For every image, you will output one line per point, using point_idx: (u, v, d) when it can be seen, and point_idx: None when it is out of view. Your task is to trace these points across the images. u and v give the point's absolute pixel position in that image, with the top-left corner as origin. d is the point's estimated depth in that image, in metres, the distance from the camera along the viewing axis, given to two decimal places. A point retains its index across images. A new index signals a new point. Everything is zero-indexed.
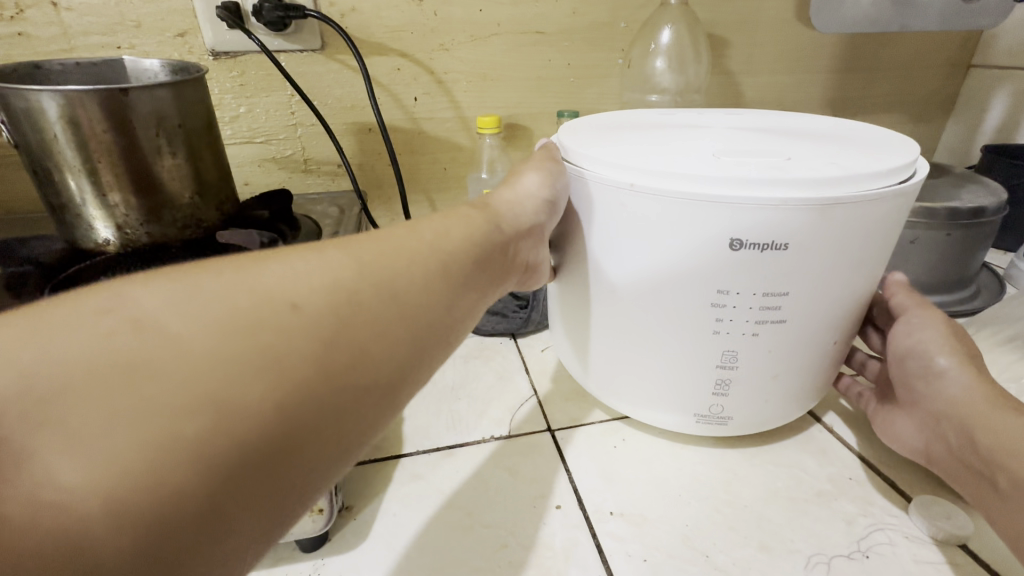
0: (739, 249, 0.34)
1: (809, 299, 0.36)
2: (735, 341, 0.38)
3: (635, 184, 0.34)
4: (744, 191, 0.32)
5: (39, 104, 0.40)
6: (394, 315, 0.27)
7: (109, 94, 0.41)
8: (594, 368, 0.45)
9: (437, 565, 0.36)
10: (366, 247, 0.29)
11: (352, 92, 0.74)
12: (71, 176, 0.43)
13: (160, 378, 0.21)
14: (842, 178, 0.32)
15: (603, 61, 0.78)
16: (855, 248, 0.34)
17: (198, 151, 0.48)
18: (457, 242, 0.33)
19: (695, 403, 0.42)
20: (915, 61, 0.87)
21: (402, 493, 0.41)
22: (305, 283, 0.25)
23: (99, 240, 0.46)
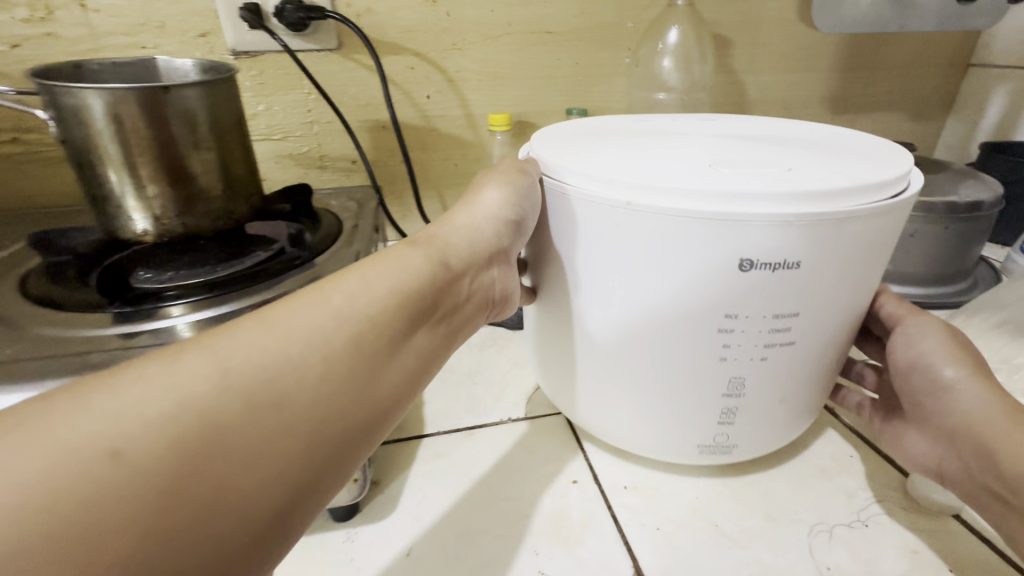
0: (749, 270, 0.32)
1: (816, 320, 0.35)
2: (743, 366, 0.36)
3: (631, 203, 0.32)
4: (751, 207, 0.31)
5: (86, 101, 0.42)
6: (284, 419, 0.26)
7: (152, 92, 0.43)
8: (586, 398, 0.43)
9: (463, 533, 0.38)
10: (236, 344, 0.27)
11: (367, 91, 0.77)
12: (113, 169, 0.45)
13: (138, 438, 0.23)
14: (852, 190, 0.31)
15: (610, 60, 0.80)
16: (861, 262, 0.34)
17: (229, 146, 0.50)
18: (378, 298, 0.32)
19: (700, 432, 0.40)
20: (915, 59, 0.89)
21: (427, 469, 0.44)
22: (158, 408, 0.23)
23: (137, 231, 0.47)
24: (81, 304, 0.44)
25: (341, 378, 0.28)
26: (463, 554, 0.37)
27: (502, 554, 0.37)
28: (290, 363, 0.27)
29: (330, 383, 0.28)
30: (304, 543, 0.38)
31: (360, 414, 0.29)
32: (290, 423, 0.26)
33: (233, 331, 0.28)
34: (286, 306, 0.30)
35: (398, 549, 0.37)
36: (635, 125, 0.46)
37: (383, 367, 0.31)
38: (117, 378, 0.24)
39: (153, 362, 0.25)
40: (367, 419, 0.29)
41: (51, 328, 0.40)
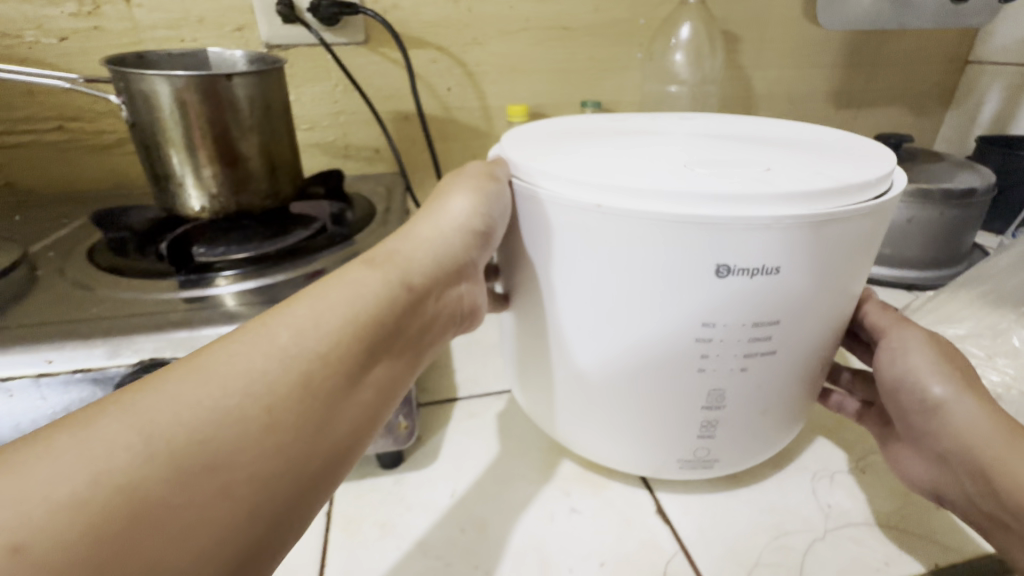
0: (727, 276, 0.31)
1: (796, 327, 0.34)
2: (721, 377, 0.35)
3: (602, 205, 0.31)
4: (728, 211, 0.30)
5: (155, 87, 0.46)
6: (222, 481, 0.24)
7: (214, 79, 0.47)
8: (564, 411, 0.41)
9: (501, 477, 0.43)
10: (164, 401, 0.25)
11: (392, 83, 0.81)
12: (175, 150, 0.49)
13: (103, 479, 0.22)
14: (831, 192, 0.30)
15: (624, 55, 0.84)
16: (840, 266, 0.33)
17: (278, 131, 0.54)
18: (324, 335, 0.30)
19: (680, 443, 0.39)
20: (914, 56, 0.93)
21: (463, 425, 0.48)
22: (71, 490, 0.22)
23: (194, 208, 0.51)
24: (150, 272, 0.48)
25: (287, 420, 0.27)
26: (503, 494, 0.41)
27: (537, 494, 0.41)
28: (228, 416, 0.25)
29: (275, 430, 0.26)
30: (357, 486, 0.42)
31: (313, 453, 0.27)
32: (231, 483, 0.24)
33: (160, 385, 0.26)
34: (218, 352, 0.28)
35: (444, 491, 0.41)
36: (613, 126, 0.45)
37: (336, 404, 0.29)
38: (18, 458, 0.22)
39: (66, 432, 0.24)
40: (325, 454, 0.28)
41: (127, 291, 0.45)
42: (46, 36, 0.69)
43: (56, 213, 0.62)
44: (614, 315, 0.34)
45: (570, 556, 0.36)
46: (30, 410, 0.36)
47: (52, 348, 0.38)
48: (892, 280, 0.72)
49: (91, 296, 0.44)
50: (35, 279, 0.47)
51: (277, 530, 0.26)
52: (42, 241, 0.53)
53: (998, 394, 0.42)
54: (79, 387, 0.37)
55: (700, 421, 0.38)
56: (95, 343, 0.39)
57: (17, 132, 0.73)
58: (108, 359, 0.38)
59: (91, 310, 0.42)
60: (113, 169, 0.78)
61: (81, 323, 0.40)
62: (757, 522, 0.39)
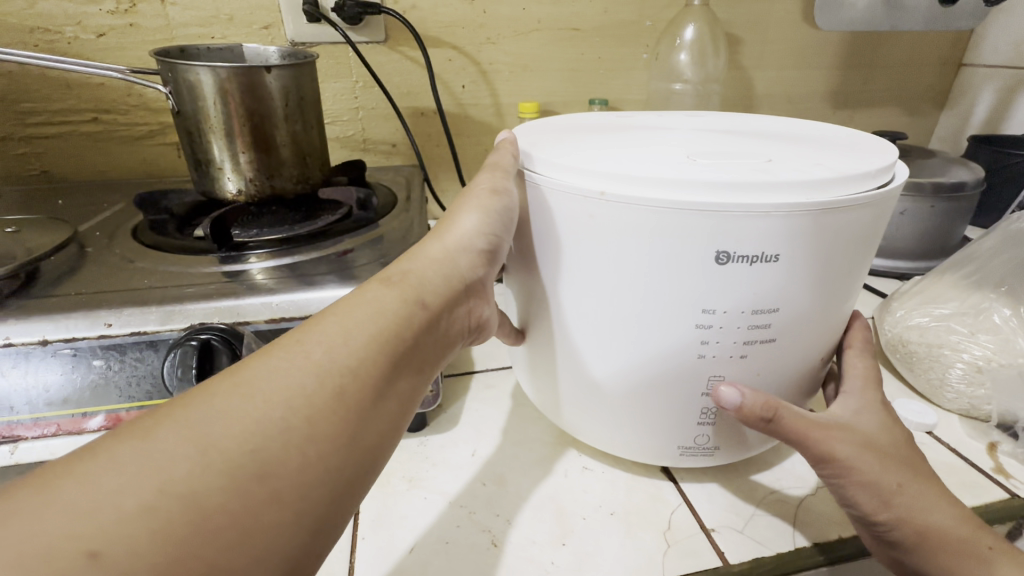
0: (728, 261, 0.31)
1: (801, 317, 0.34)
2: (723, 364, 0.35)
3: (606, 192, 0.31)
4: (734, 197, 0.30)
5: (200, 78, 0.50)
6: (271, 489, 0.23)
7: (254, 71, 0.51)
8: (576, 409, 0.41)
9: (518, 439, 0.46)
10: (213, 417, 0.24)
11: (409, 80, 0.84)
12: (215, 136, 0.53)
13: (146, 483, 0.21)
14: (833, 180, 0.30)
15: (630, 55, 0.88)
16: (847, 258, 0.33)
17: (310, 121, 0.58)
18: (358, 349, 0.29)
19: (682, 433, 0.39)
20: (910, 59, 0.97)
21: (480, 396, 0.51)
22: (137, 498, 0.21)
23: (230, 192, 0.55)
24: (191, 250, 0.52)
25: (327, 430, 0.26)
26: (519, 454, 0.44)
27: (550, 454, 0.44)
28: (278, 423, 0.25)
29: (317, 440, 0.25)
30: None
31: (359, 449, 0.27)
32: (279, 490, 0.23)
33: (205, 400, 0.25)
34: (257, 365, 0.27)
35: (466, 451, 0.45)
36: (617, 120, 0.45)
37: (371, 415, 0.28)
38: (83, 468, 0.22)
39: (127, 444, 0.23)
40: (362, 463, 0.27)
41: (171, 266, 0.49)
42: (85, 32, 0.73)
43: (97, 197, 0.66)
44: (622, 310, 0.34)
45: (584, 507, 0.39)
46: (94, 369, 0.40)
47: (107, 313, 0.40)
48: (884, 271, 0.77)
49: (140, 270, 0.48)
50: (87, 257, 0.50)
51: (322, 536, 0.25)
52: (91, 223, 0.57)
53: (979, 366, 0.46)
54: (136, 350, 0.40)
55: (703, 410, 0.37)
56: (147, 310, 0.41)
57: (54, 123, 0.77)
58: (161, 325, 0.41)
59: (143, 283, 0.45)
60: (142, 159, 0.81)
61: (134, 291, 0.44)
62: (754, 479, 0.43)
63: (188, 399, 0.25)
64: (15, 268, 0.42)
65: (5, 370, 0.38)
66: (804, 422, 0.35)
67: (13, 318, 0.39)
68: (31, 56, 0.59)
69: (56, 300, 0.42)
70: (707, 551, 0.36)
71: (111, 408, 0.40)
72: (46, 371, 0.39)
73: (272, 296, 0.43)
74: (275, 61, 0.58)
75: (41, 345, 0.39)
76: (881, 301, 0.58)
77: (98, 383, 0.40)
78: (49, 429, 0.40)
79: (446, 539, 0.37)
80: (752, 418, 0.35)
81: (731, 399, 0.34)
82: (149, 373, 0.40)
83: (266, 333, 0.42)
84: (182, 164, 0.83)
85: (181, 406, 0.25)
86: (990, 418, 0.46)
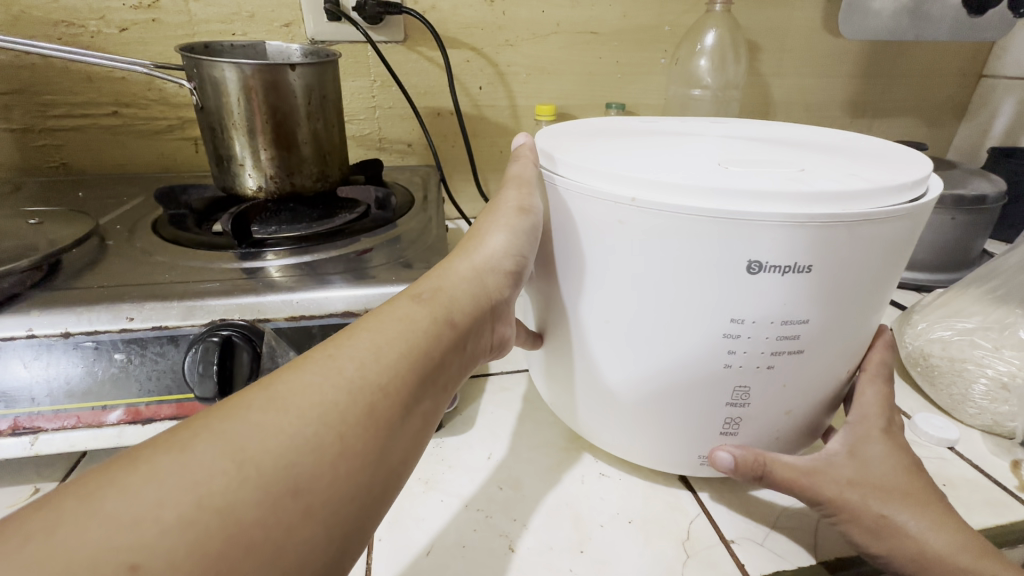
0: (757, 272, 0.31)
1: (829, 329, 0.33)
2: (748, 374, 0.34)
3: (637, 199, 0.31)
4: (766, 206, 0.29)
5: (224, 75, 0.50)
6: (303, 504, 0.23)
7: (278, 68, 0.51)
8: (593, 420, 0.41)
9: (533, 444, 0.46)
10: (250, 428, 0.24)
11: (426, 80, 0.84)
12: (236, 133, 0.53)
13: (187, 494, 0.21)
14: (868, 192, 0.30)
15: (649, 60, 0.88)
16: (877, 270, 0.32)
17: (332, 119, 0.58)
18: (388, 365, 0.29)
19: (702, 443, 0.38)
20: (930, 69, 0.96)
21: (494, 398, 0.51)
22: (175, 510, 0.21)
23: (250, 188, 0.55)
24: (210, 243, 0.52)
25: (357, 446, 0.26)
26: (535, 458, 0.44)
27: (566, 459, 0.44)
28: (311, 439, 0.24)
29: (347, 455, 0.25)
30: None
31: (386, 463, 0.27)
32: (311, 505, 0.23)
33: (242, 413, 0.25)
34: (291, 377, 0.27)
35: (481, 454, 0.44)
36: (641, 124, 0.44)
37: (398, 432, 0.28)
38: (126, 477, 0.22)
39: (166, 454, 0.23)
40: (388, 478, 0.27)
41: (189, 261, 0.49)
42: (108, 26, 0.74)
43: (116, 191, 0.66)
44: (646, 325, 0.34)
45: (601, 514, 0.39)
46: (115, 362, 0.40)
47: (130, 306, 0.40)
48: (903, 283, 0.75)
49: (161, 264, 0.48)
50: (107, 250, 0.50)
51: (347, 553, 0.25)
52: (112, 216, 0.57)
53: (1004, 382, 0.45)
54: (158, 344, 0.40)
55: (723, 421, 0.37)
56: (168, 303, 0.41)
57: (74, 116, 0.78)
58: (182, 320, 0.41)
59: (163, 278, 0.45)
60: (160, 153, 0.82)
61: (156, 285, 0.44)
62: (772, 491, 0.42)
63: (226, 410, 0.25)
64: (38, 260, 0.42)
65: (27, 362, 0.39)
66: (796, 473, 0.36)
67: (37, 308, 0.39)
68: (56, 49, 0.59)
69: (80, 293, 0.42)
70: (728, 563, 0.36)
71: (130, 401, 0.40)
72: (69, 364, 0.39)
73: (292, 294, 0.43)
74: (298, 59, 0.58)
75: (64, 337, 0.39)
76: (899, 314, 0.58)
77: (120, 376, 0.40)
78: (69, 421, 0.39)
79: (463, 543, 0.37)
80: (742, 475, 0.37)
81: (724, 463, 0.37)
82: (170, 368, 0.40)
83: (286, 329, 0.42)
84: (199, 159, 0.83)
85: (218, 418, 0.25)
86: (1014, 435, 0.46)
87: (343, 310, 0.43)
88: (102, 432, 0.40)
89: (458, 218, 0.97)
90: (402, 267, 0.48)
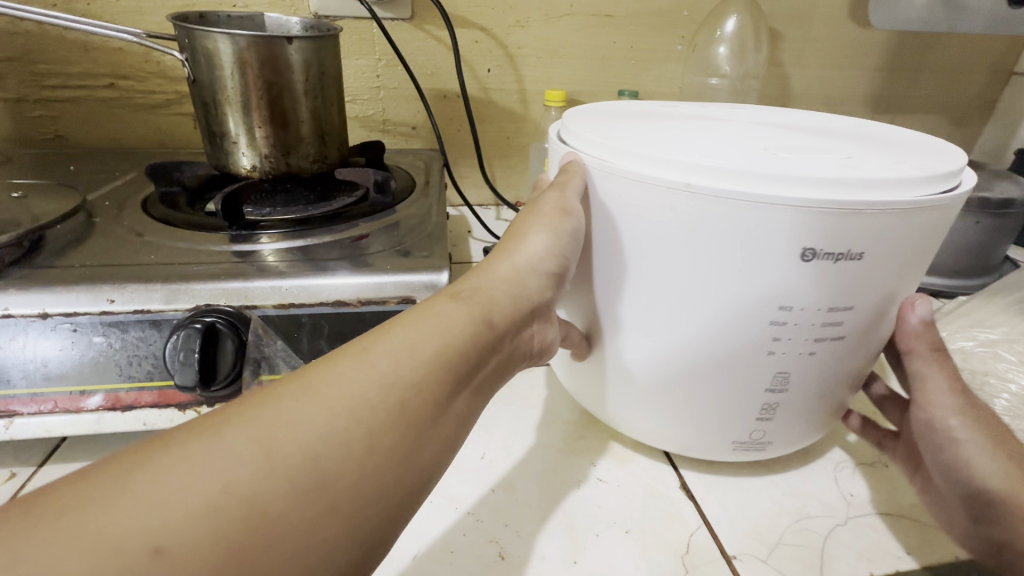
0: (810, 260, 0.29)
1: (871, 316, 0.33)
2: (790, 361, 0.33)
3: (691, 184, 0.29)
4: (825, 192, 0.28)
5: (218, 47, 0.48)
6: (327, 502, 0.22)
7: (275, 41, 0.48)
8: (620, 408, 0.40)
9: (529, 445, 0.44)
10: (282, 419, 0.23)
11: (433, 61, 0.82)
12: (231, 109, 0.50)
13: (206, 485, 0.20)
14: (920, 179, 0.29)
15: (665, 46, 0.84)
16: (922, 257, 0.31)
17: (332, 99, 0.55)
18: (423, 362, 0.27)
19: (733, 429, 0.37)
20: (960, 65, 0.92)
21: (491, 395, 0.49)
22: (196, 500, 0.20)
23: (244, 167, 0.53)
24: (201, 225, 0.50)
25: (386, 446, 0.24)
26: (530, 460, 0.42)
27: (563, 462, 0.42)
28: (338, 436, 0.23)
29: (376, 453, 0.23)
30: None
31: (414, 467, 0.25)
32: (335, 505, 0.22)
33: (274, 401, 0.24)
34: (328, 369, 0.25)
35: (475, 454, 0.42)
36: (661, 108, 0.43)
37: (430, 434, 0.26)
38: (154, 460, 0.21)
39: (196, 439, 0.22)
40: (417, 483, 0.25)
41: (177, 243, 0.47)
42: None
43: (110, 165, 0.64)
44: (685, 315, 0.33)
45: (597, 522, 0.37)
46: (95, 346, 0.38)
47: (110, 288, 0.39)
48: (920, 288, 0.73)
49: (146, 245, 0.46)
50: (92, 227, 0.48)
51: (372, 557, 0.23)
52: (103, 191, 0.55)
53: None
54: (138, 330, 0.38)
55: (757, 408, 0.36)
56: (150, 286, 0.39)
57: (70, 87, 0.76)
58: (165, 304, 0.39)
59: (150, 259, 0.44)
60: (157, 128, 0.80)
61: (141, 266, 0.42)
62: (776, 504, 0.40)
63: (256, 400, 0.24)
64: (19, 235, 0.40)
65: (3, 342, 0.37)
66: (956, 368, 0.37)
67: (14, 287, 0.38)
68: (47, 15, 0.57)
69: (61, 272, 0.40)
70: None
71: (110, 387, 0.38)
72: (46, 346, 0.37)
73: (282, 280, 0.40)
74: (298, 33, 0.55)
75: (41, 318, 0.37)
76: None
77: (99, 360, 0.38)
78: (46, 405, 0.38)
79: (451, 549, 0.35)
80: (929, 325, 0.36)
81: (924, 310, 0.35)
82: (152, 353, 0.39)
83: (273, 317, 0.40)
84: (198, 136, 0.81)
85: (250, 406, 0.23)
86: None
87: (333, 299, 0.41)
88: (80, 418, 0.38)
89: (462, 205, 0.94)
90: (399, 255, 0.46)
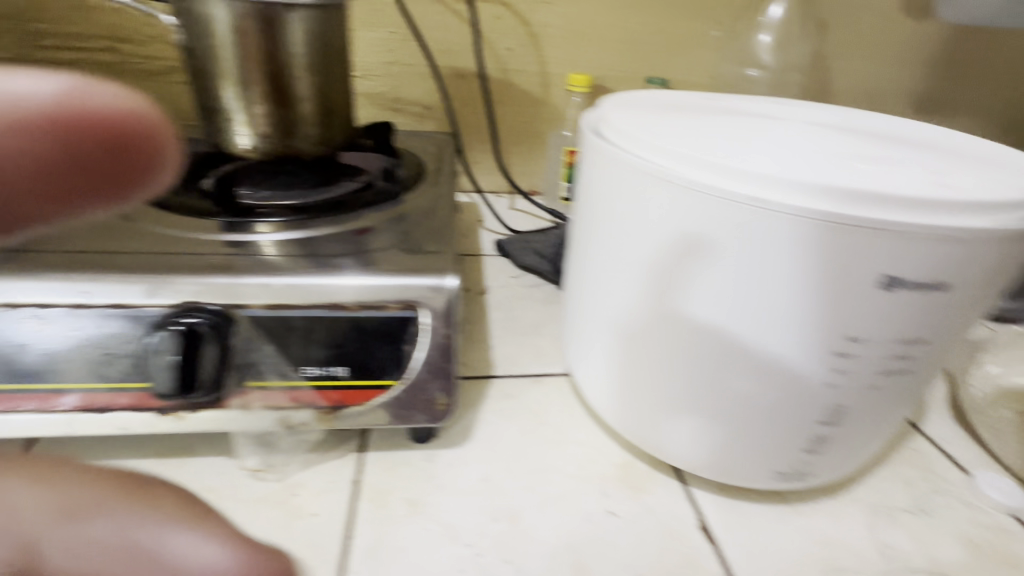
0: (887, 288, 0.27)
1: (940, 348, 0.30)
2: (849, 393, 0.31)
3: (762, 199, 0.27)
4: (912, 216, 0.25)
5: (214, 14, 0.43)
6: None
7: (275, 10, 0.44)
8: (656, 428, 0.37)
9: (534, 467, 0.40)
10: None
11: (450, 37, 0.77)
12: (226, 83, 0.46)
13: None
14: (1015, 205, 0.26)
15: (698, 31, 0.78)
16: (1000, 287, 0.29)
17: (339, 75, 0.51)
18: None
19: (777, 458, 0.35)
20: (1017, 65, 0.85)
21: (497, 407, 0.46)
22: None
23: (240, 145, 0.49)
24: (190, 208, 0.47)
25: None
26: (535, 484, 0.39)
27: (573, 490, 0.39)
28: None
29: None
30: (388, 457, 0.40)
31: None
32: None
33: None
34: None
35: (477, 475, 0.39)
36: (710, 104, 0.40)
37: None
38: None
39: None
40: None
41: (164, 229, 0.43)
42: None
43: None
44: (738, 336, 0.31)
45: (606, 563, 0.34)
46: (68, 340, 0.35)
47: (87, 279, 0.35)
48: None
49: (130, 228, 0.42)
50: None
51: None
52: None
53: None
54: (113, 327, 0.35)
55: (806, 439, 0.34)
56: (132, 279, 0.36)
57: (68, 50, 0.72)
58: (146, 299, 0.36)
59: (132, 246, 0.40)
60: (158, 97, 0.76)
61: (121, 255, 0.38)
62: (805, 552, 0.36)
63: None
64: None
65: None
66: None
67: None
68: None
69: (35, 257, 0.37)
70: None
71: (81, 386, 0.35)
72: (12, 338, 0.34)
73: (273, 277, 0.37)
74: None
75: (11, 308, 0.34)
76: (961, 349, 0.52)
77: (70, 356, 0.35)
78: (13, 403, 0.35)
79: None
80: None
81: None
82: (129, 353, 0.35)
83: (261, 318, 0.36)
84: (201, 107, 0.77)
85: None
86: None
87: (329, 301, 0.37)
88: (49, 417, 0.35)
89: (474, 192, 0.90)
90: (405, 252, 0.42)
